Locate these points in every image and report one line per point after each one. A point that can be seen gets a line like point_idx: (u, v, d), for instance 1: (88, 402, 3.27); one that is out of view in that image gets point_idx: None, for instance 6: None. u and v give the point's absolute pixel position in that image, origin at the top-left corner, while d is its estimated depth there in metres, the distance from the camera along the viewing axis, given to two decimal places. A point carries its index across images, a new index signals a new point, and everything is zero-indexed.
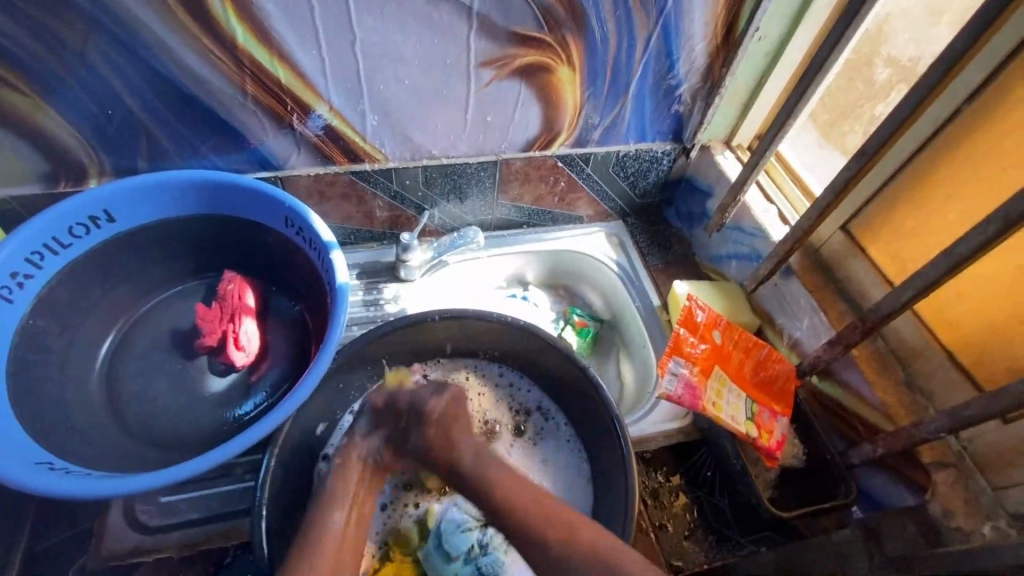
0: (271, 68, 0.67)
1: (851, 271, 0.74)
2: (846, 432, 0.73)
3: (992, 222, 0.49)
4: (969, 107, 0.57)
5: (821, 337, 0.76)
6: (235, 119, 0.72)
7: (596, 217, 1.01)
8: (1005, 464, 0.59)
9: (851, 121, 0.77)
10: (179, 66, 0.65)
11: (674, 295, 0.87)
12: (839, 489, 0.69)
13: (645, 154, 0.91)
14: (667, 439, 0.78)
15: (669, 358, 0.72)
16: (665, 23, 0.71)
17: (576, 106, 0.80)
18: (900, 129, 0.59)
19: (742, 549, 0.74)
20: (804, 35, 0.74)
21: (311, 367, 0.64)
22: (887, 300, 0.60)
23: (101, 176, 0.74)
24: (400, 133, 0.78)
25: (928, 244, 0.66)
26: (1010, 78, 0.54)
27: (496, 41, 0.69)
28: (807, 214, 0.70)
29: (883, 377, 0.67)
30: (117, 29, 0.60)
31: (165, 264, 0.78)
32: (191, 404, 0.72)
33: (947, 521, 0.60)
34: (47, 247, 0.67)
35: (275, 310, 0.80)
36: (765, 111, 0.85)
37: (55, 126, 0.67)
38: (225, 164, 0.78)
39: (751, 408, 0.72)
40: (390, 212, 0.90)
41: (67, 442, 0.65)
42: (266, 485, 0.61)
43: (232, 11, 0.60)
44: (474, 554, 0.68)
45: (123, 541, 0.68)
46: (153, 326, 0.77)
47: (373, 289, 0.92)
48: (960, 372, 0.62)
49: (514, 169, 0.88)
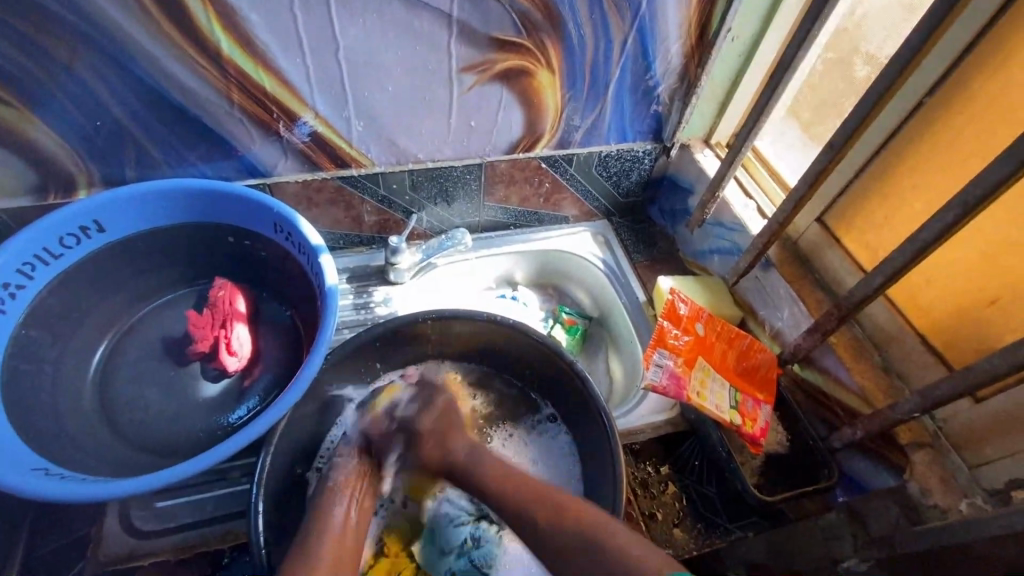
0: (258, 77, 0.68)
1: (827, 261, 0.76)
2: (827, 417, 0.75)
3: (951, 208, 0.52)
4: (930, 99, 0.60)
5: (801, 327, 0.78)
6: (222, 127, 0.73)
7: (582, 217, 1.03)
8: (979, 441, 0.61)
9: (826, 117, 0.79)
10: (167, 77, 0.66)
11: (658, 290, 0.89)
12: (822, 472, 0.71)
13: (626, 154, 0.93)
14: (654, 431, 0.81)
15: (654, 350, 0.74)
16: (639, 26, 0.74)
17: (557, 107, 0.82)
18: (865, 122, 0.62)
19: (730, 535, 0.75)
20: (776, 33, 0.77)
21: (299, 372, 0.65)
22: (861, 286, 0.62)
23: (91, 187, 0.75)
24: (384, 138, 0.80)
25: (899, 233, 0.68)
26: (965, 71, 0.57)
27: (477, 46, 0.71)
28: (782, 207, 0.72)
29: (860, 362, 0.69)
30: (107, 43, 0.62)
31: (156, 273, 0.79)
32: (185, 409, 0.73)
33: (926, 499, 0.62)
34: (38, 257, 0.68)
35: (266, 316, 0.81)
36: (741, 108, 0.88)
37: (44, 138, 0.68)
38: (214, 172, 0.79)
39: (735, 397, 0.74)
40: (378, 217, 0.91)
41: (63, 450, 0.66)
42: (261, 483, 0.62)
43: (218, 23, 0.62)
44: (468, 548, 0.70)
45: (119, 547, 0.69)
46: (145, 335, 0.78)
47: (363, 292, 0.93)
48: (933, 354, 0.64)
49: (498, 171, 0.89)
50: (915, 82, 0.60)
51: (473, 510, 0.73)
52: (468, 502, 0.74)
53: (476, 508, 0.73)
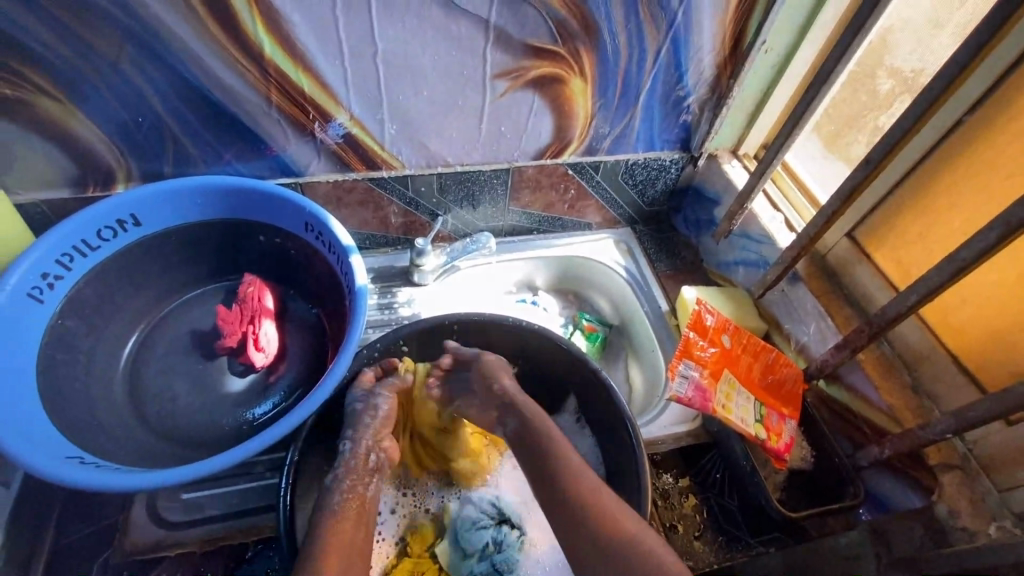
0: (297, 78, 0.69)
1: (856, 277, 0.76)
2: (852, 434, 0.75)
3: (993, 228, 0.51)
4: (971, 117, 0.60)
5: (828, 342, 0.77)
6: (259, 127, 0.74)
7: (605, 224, 1.03)
8: (1008, 466, 0.60)
9: (854, 133, 0.80)
10: (209, 76, 0.68)
11: (683, 301, 0.89)
12: (846, 490, 0.70)
13: (654, 162, 0.93)
14: (676, 442, 0.80)
15: (679, 361, 0.73)
16: (674, 36, 0.74)
17: (587, 115, 0.82)
18: (901, 141, 0.61)
19: (752, 550, 0.74)
20: (810, 47, 0.77)
21: (327, 371, 0.65)
22: (893, 305, 0.61)
23: (129, 181, 0.77)
24: (417, 141, 0.80)
25: (933, 251, 0.67)
26: (1006, 92, 0.56)
27: (512, 52, 0.72)
28: (813, 221, 0.72)
29: (889, 382, 0.69)
30: (153, 42, 0.63)
31: (188, 267, 0.80)
32: (212, 402, 0.74)
33: (953, 521, 0.62)
34: (76, 249, 0.69)
35: (293, 313, 0.82)
36: (770, 122, 0.88)
37: (87, 132, 0.69)
38: (247, 170, 0.80)
39: (760, 411, 0.73)
40: (404, 218, 0.92)
41: (93, 437, 0.66)
42: (289, 478, 0.63)
43: (261, 25, 0.63)
44: (490, 551, 0.68)
45: (146, 536, 0.69)
46: (175, 327, 0.79)
47: (387, 292, 0.94)
48: (965, 375, 0.64)
49: (525, 177, 0.90)
50: (955, 101, 0.60)
51: (495, 513, 0.71)
52: (490, 504, 0.72)
53: (498, 511, 0.72)
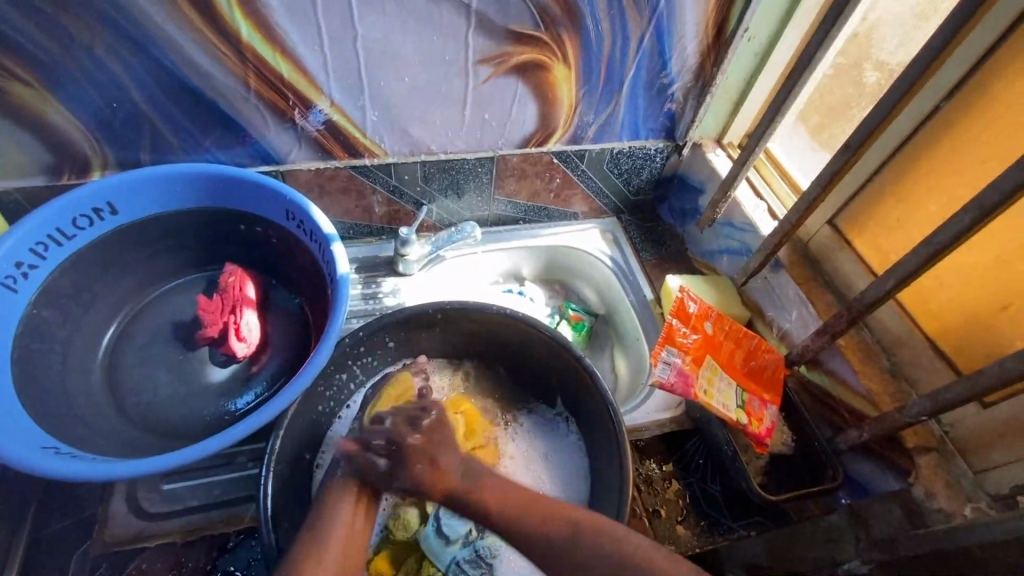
0: (276, 63, 0.68)
1: (837, 263, 0.76)
2: (831, 418, 0.76)
3: (967, 212, 0.52)
4: (948, 103, 0.60)
5: (809, 328, 0.78)
6: (238, 113, 0.73)
7: (591, 214, 1.03)
8: (984, 448, 0.62)
9: (836, 121, 0.80)
10: (186, 61, 0.66)
11: (666, 289, 0.89)
12: (826, 474, 0.71)
13: (639, 151, 0.93)
14: (659, 429, 0.81)
15: (662, 348, 0.74)
16: (657, 23, 0.73)
17: (572, 104, 0.82)
18: (880, 126, 0.62)
19: (733, 534, 0.74)
20: (793, 34, 0.77)
21: (307, 362, 0.64)
22: (872, 289, 0.62)
23: (105, 169, 0.75)
24: (399, 129, 0.80)
25: (912, 236, 0.68)
26: (984, 78, 0.57)
27: (495, 38, 0.71)
28: (794, 209, 0.72)
29: (869, 367, 0.69)
30: (128, 26, 0.62)
31: (168, 257, 0.79)
32: (192, 393, 0.73)
33: (930, 502, 0.62)
34: (51, 238, 0.68)
35: (275, 303, 0.81)
36: (755, 110, 0.88)
37: (60, 118, 0.68)
38: (227, 157, 0.79)
39: (742, 396, 0.74)
40: (388, 207, 0.91)
41: (70, 428, 0.65)
42: (269, 468, 0.62)
43: (239, 9, 0.62)
44: (472, 537, 0.70)
45: (128, 527, 0.69)
46: (156, 317, 0.78)
47: (372, 282, 0.93)
48: (942, 359, 0.64)
49: (510, 166, 0.90)
50: (932, 87, 0.60)
51: None
52: None
53: None
